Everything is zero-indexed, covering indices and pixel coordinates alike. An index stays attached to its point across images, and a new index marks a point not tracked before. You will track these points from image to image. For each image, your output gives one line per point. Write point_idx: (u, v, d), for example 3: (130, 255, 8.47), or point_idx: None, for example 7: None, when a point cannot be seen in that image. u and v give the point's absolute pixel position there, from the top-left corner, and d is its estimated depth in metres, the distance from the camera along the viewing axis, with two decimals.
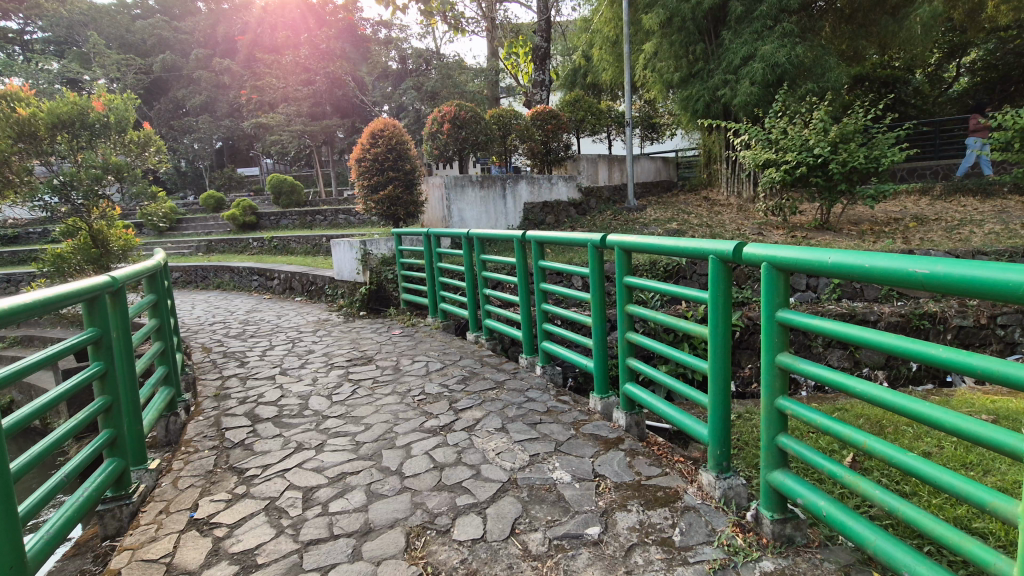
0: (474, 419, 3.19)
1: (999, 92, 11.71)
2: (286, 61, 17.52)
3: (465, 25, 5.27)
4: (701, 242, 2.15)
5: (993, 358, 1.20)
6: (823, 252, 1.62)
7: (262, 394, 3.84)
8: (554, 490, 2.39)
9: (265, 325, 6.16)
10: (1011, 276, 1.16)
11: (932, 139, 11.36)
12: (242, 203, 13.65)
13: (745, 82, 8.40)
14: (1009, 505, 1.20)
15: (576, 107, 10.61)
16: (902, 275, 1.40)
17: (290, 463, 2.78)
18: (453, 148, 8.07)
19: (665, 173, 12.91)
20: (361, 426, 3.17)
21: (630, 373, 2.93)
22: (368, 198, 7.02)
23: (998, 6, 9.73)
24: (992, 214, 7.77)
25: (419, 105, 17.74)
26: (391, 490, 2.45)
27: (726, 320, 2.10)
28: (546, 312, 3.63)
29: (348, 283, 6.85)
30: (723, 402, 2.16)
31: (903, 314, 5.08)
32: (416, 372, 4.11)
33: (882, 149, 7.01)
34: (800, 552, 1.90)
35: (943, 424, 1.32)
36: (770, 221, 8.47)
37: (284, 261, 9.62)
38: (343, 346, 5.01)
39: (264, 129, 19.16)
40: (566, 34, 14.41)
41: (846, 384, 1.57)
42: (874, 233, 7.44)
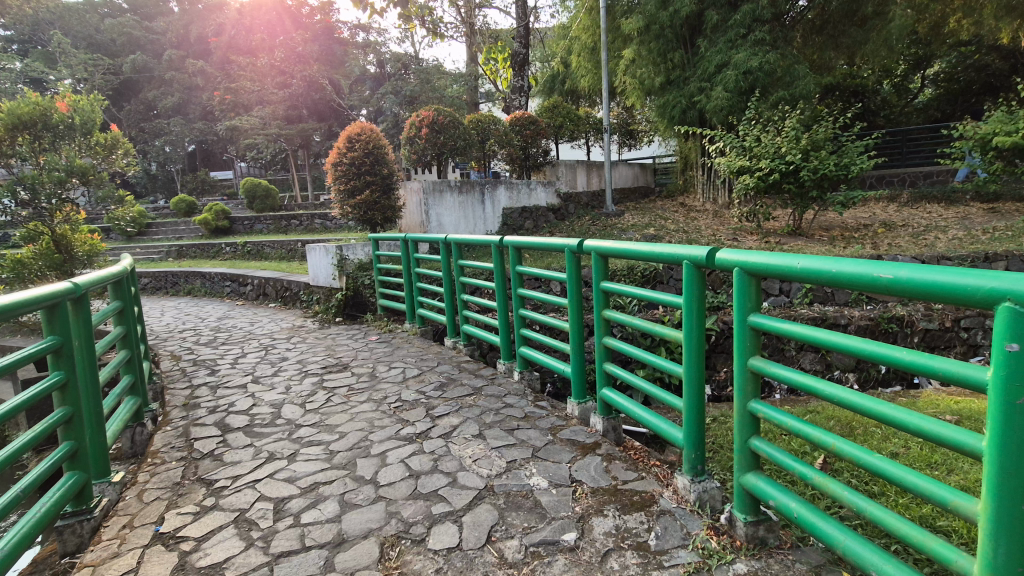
0: (450, 426, 3.16)
1: (962, 104, 12.13)
2: (261, 64, 17.09)
3: (443, 29, 5.24)
4: (676, 247, 2.18)
5: (952, 360, 1.24)
6: (793, 257, 1.66)
7: (233, 403, 3.75)
8: (531, 496, 2.39)
9: (237, 332, 6.04)
10: (969, 281, 1.21)
11: (899, 148, 11.72)
12: (214, 207, 13.36)
13: (718, 89, 8.60)
14: (969, 503, 1.24)
15: (554, 113, 10.68)
16: (868, 279, 1.43)
17: (261, 473, 2.71)
18: (432, 153, 8.06)
19: (642, 179, 13.10)
20: (336, 434, 3.12)
21: (607, 378, 2.94)
22: (345, 202, 6.97)
23: (960, 21, 10.14)
24: (956, 221, 8.07)
25: (397, 109, 17.86)
26: (365, 500, 2.41)
27: (700, 324, 2.12)
28: (524, 317, 3.63)
29: (324, 288, 6.75)
30: (697, 406, 2.18)
31: (871, 318, 5.25)
32: (393, 379, 4.06)
33: (851, 157, 7.22)
34: (772, 553, 1.92)
35: (907, 425, 1.35)
36: (744, 227, 8.61)
37: (257, 267, 9.47)
38: (318, 353, 4.93)
39: (238, 132, 18.89)
40: (543, 41, 14.51)
41: (814, 387, 1.61)
42: (845, 238, 7.62)
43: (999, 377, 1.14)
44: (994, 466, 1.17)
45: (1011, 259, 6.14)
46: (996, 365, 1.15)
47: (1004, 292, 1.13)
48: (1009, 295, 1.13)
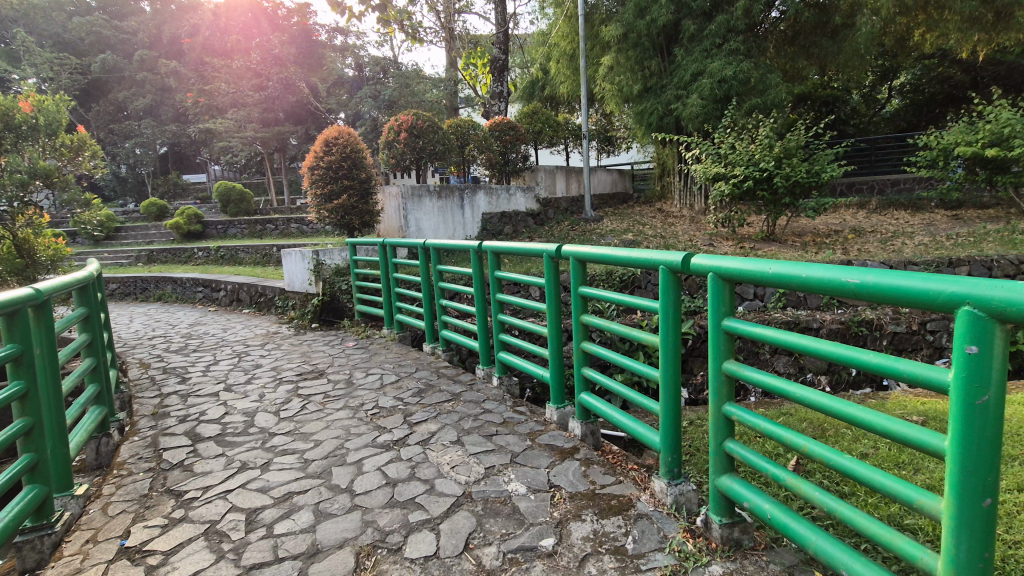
0: (429, 432, 3.14)
1: (928, 114, 12.52)
2: (236, 66, 16.76)
3: (422, 34, 5.19)
4: (652, 252, 2.20)
5: (917, 363, 1.28)
6: (764, 262, 1.69)
7: (204, 411, 3.65)
8: (509, 502, 2.38)
9: (209, 339, 5.89)
10: (932, 286, 1.24)
11: (869, 156, 12.04)
12: (186, 211, 13.11)
13: (693, 97, 8.75)
14: (932, 501, 1.28)
15: (533, 119, 10.75)
16: (836, 284, 1.47)
17: (233, 483, 2.65)
18: (411, 157, 8.03)
19: (620, 184, 13.26)
20: (311, 443, 3.07)
21: (586, 382, 2.95)
22: (322, 207, 6.89)
23: (925, 35, 10.51)
24: (921, 227, 8.33)
25: (376, 113, 17.85)
26: (340, 509, 2.37)
27: (676, 329, 2.15)
28: (503, 322, 3.63)
29: (299, 294, 6.64)
30: (673, 410, 2.21)
31: (842, 321, 5.39)
32: (370, 386, 4.01)
33: (822, 165, 7.42)
34: (747, 555, 1.95)
35: (875, 426, 1.39)
36: (720, 232, 8.76)
37: (231, 272, 9.29)
38: (293, 360, 4.85)
39: (211, 134, 18.57)
40: (523, 47, 14.58)
41: (786, 390, 1.64)
42: (817, 244, 7.81)
43: (959, 378, 1.18)
44: (955, 465, 1.21)
45: (973, 264, 6.33)
46: (956, 366, 1.19)
47: (962, 296, 1.17)
48: (968, 300, 1.17)
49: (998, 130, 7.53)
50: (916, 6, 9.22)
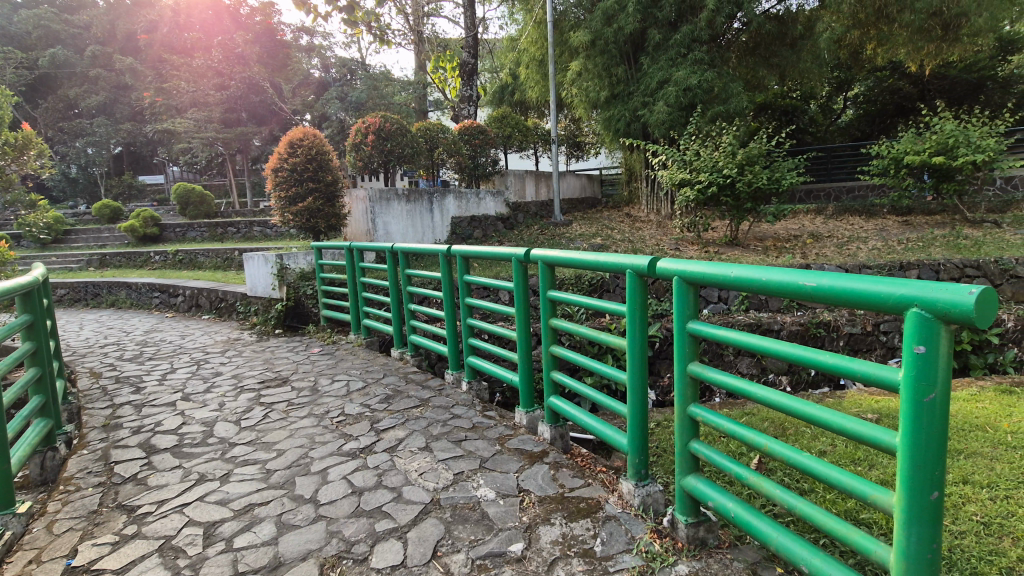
0: (396, 439, 3.09)
1: (880, 124, 13.13)
2: (195, 64, 16.23)
3: (389, 36, 5.10)
4: (620, 257, 2.23)
5: (870, 363, 1.34)
6: (726, 266, 1.73)
7: (159, 422, 3.51)
8: (478, 508, 2.36)
9: (166, 346, 5.67)
10: (883, 289, 1.29)
11: (826, 164, 12.50)
12: (142, 214, 12.63)
13: (660, 104, 8.94)
14: (885, 496, 1.33)
15: (502, 123, 10.74)
16: (795, 287, 1.53)
17: (190, 497, 2.55)
18: (378, 160, 7.93)
19: (589, 189, 13.42)
20: (273, 452, 2.98)
21: (555, 386, 2.96)
22: (286, 210, 6.72)
23: (876, 49, 11.00)
24: (874, 232, 8.70)
25: (343, 115, 17.67)
26: (303, 520, 2.31)
27: (643, 331, 2.18)
28: (472, 327, 3.60)
29: (262, 299, 6.46)
30: (640, 411, 2.24)
31: (801, 323, 5.57)
32: (336, 393, 3.92)
33: (782, 172, 7.67)
34: (711, 553, 1.98)
35: (831, 425, 1.44)
36: (686, 237, 8.94)
37: (190, 277, 8.98)
38: (256, 367, 4.71)
39: (170, 134, 17.97)
40: (492, 52, 14.63)
41: (748, 391, 1.68)
42: (777, 248, 8.06)
43: (908, 377, 1.23)
44: (906, 461, 1.26)
45: (922, 267, 6.61)
46: (906, 365, 1.23)
47: (912, 298, 1.23)
48: (917, 302, 1.22)
49: (944, 141, 7.99)
50: (868, 20, 9.66)
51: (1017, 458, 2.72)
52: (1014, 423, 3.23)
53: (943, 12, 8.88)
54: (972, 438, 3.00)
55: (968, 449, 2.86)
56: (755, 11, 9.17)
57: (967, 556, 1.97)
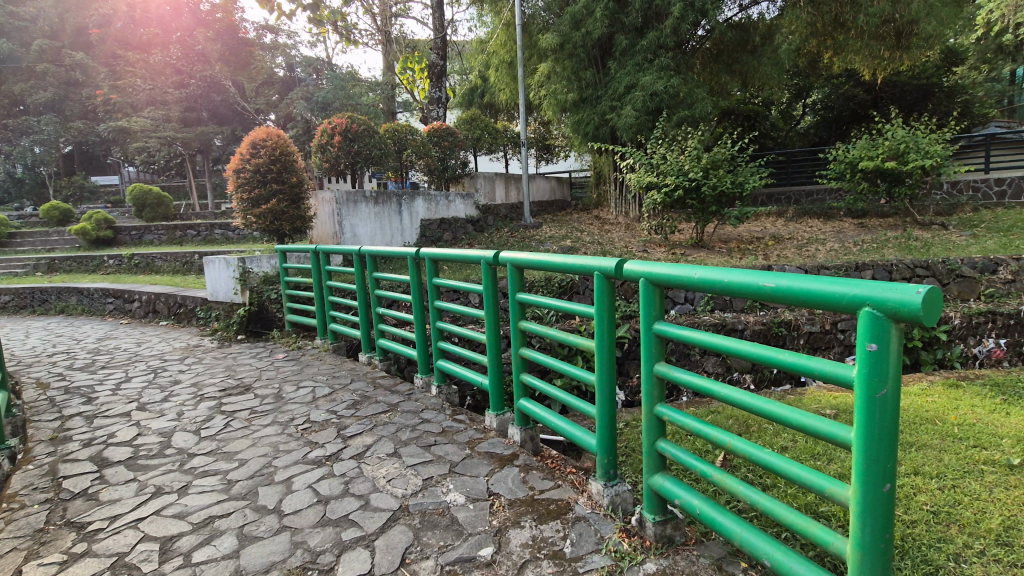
0: (364, 446, 3.04)
1: (837, 131, 13.64)
2: (152, 61, 15.66)
3: (356, 35, 5.00)
4: (587, 259, 2.25)
5: (826, 361, 1.39)
6: (690, 268, 1.77)
7: (113, 434, 3.35)
8: (447, 513, 2.34)
9: (120, 354, 5.44)
10: (838, 289, 1.34)
11: (786, 168, 12.90)
12: (95, 216, 12.06)
13: (628, 109, 9.07)
14: (842, 490, 1.37)
15: (472, 125, 10.70)
16: (755, 288, 1.57)
17: (146, 511, 2.44)
18: (346, 162, 7.79)
19: (558, 192, 13.55)
20: (235, 462, 2.89)
21: (524, 388, 2.96)
22: (248, 212, 6.54)
23: (832, 58, 11.43)
24: (832, 234, 9.00)
25: (309, 116, 17.38)
26: (266, 531, 2.24)
27: (611, 332, 2.20)
28: (441, 330, 3.58)
29: (224, 304, 6.27)
30: (609, 412, 2.26)
31: (764, 323, 5.73)
32: (301, 399, 3.83)
33: (745, 176, 7.91)
34: (678, 551, 2.01)
35: (790, 421, 1.49)
36: (653, 239, 9.11)
37: (146, 281, 8.65)
38: (216, 374, 4.56)
39: (126, 133, 17.34)
40: (461, 55, 14.58)
41: (712, 389, 1.72)
42: (741, 250, 8.29)
43: (863, 374, 1.27)
44: (860, 455, 1.31)
45: (876, 268, 6.88)
46: (860, 363, 1.28)
47: (864, 299, 1.27)
48: (870, 303, 1.26)
49: (896, 147, 8.37)
50: (825, 30, 9.96)
51: (963, 449, 2.86)
52: (960, 416, 3.40)
53: (895, 19, 9.19)
54: (922, 431, 3.14)
55: (919, 441, 2.99)
56: (718, 20, 9.42)
57: (918, 544, 2.06)
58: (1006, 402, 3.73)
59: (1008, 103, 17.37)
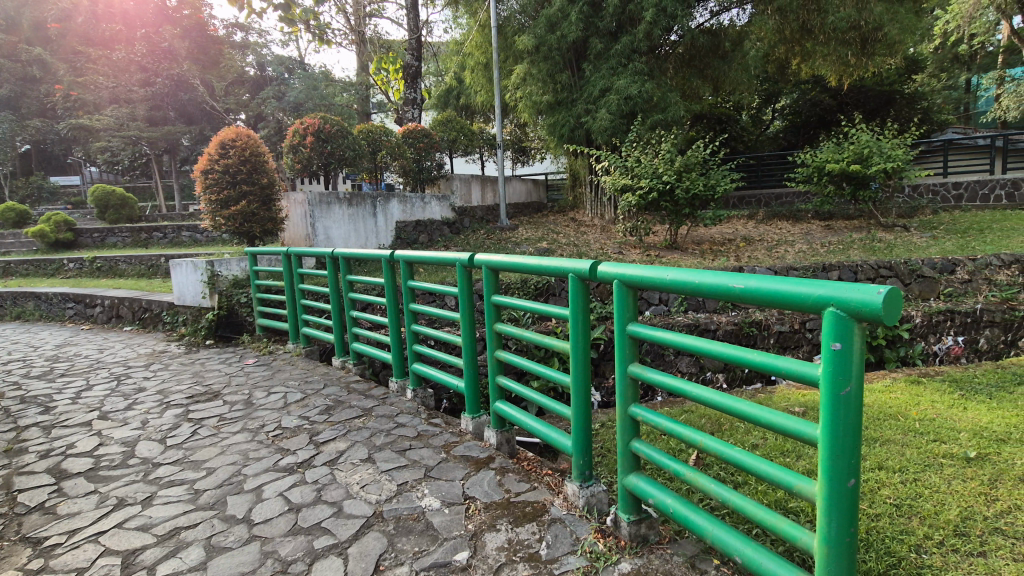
0: (337, 452, 2.99)
1: (804, 135, 14.02)
2: (115, 57, 15.36)
3: (330, 35, 4.92)
4: (562, 261, 2.26)
5: (794, 360, 1.43)
6: (662, 270, 1.79)
7: (72, 445, 3.22)
8: (422, 518, 2.31)
9: (81, 361, 5.24)
10: (804, 290, 1.37)
11: (756, 170, 13.11)
12: (54, 217, 11.59)
13: (603, 112, 9.15)
14: (808, 486, 1.41)
15: (447, 127, 10.66)
16: (725, 289, 1.60)
17: (107, 524, 2.35)
18: (318, 163, 7.67)
19: (534, 194, 13.62)
20: (202, 471, 2.81)
21: (500, 391, 2.95)
22: (217, 214, 6.38)
23: (799, 64, 11.76)
24: (801, 236, 9.24)
25: (281, 116, 17.17)
26: (235, 542, 2.19)
27: (586, 334, 2.22)
28: (416, 333, 3.55)
29: (192, 308, 6.11)
30: (584, 412, 2.27)
31: (736, 323, 5.85)
32: (272, 406, 3.75)
33: (717, 179, 8.06)
34: (653, 549, 2.03)
35: (760, 420, 1.52)
36: (628, 241, 9.21)
37: (109, 285, 8.35)
38: (184, 381, 4.43)
39: (87, 131, 16.82)
40: (437, 56, 14.53)
41: (684, 389, 1.75)
42: (713, 251, 8.44)
43: (827, 373, 1.31)
44: (826, 451, 1.34)
45: (843, 269, 7.09)
46: (825, 362, 1.32)
47: (828, 299, 1.31)
48: (834, 303, 1.30)
49: (860, 151, 8.66)
50: (793, 37, 10.19)
51: (924, 443, 2.96)
52: (921, 411, 3.52)
53: (862, 26, 9.42)
54: (886, 427, 3.24)
55: (883, 436, 3.09)
56: (690, 25, 9.60)
57: (882, 537, 2.13)
58: (964, 397, 3.88)
59: (965, 111, 18.12)
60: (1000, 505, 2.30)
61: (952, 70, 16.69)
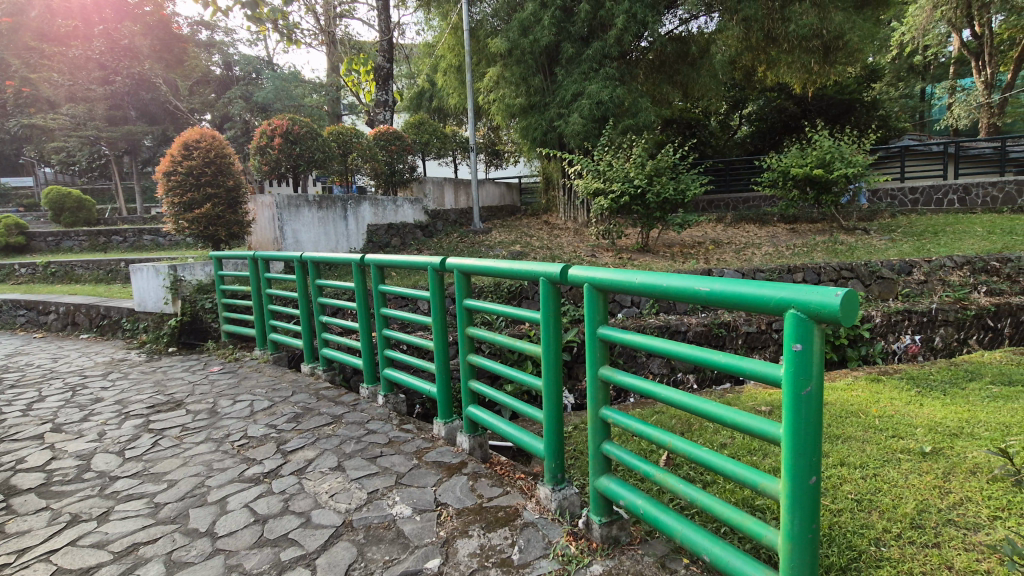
0: (305, 460, 2.93)
1: (770, 140, 14.43)
2: (72, 54, 14.53)
3: (299, 34, 4.82)
4: (533, 265, 2.26)
5: (756, 362, 1.47)
6: (631, 273, 1.82)
7: (21, 460, 3.07)
8: (393, 527, 2.28)
9: (32, 371, 5.01)
10: (766, 293, 1.41)
11: (724, 175, 13.43)
12: (5, 221, 11.06)
13: (575, 116, 9.22)
14: (772, 484, 1.44)
15: (420, 130, 10.60)
16: (691, 292, 1.62)
17: (59, 542, 2.25)
18: (287, 165, 7.52)
19: (508, 198, 13.68)
20: (163, 484, 2.72)
21: (473, 396, 2.94)
22: (180, 217, 6.20)
23: (765, 71, 12.09)
24: (767, 239, 9.49)
25: (248, 116, 17.03)
26: (197, 556, 2.12)
27: (557, 337, 2.23)
28: (388, 338, 3.51)
29: (153, 314, 5.91)
30: (555, 416, 2.28)
31: (705, 324, 5.98)
32: (238, 414, 3.65)
33: (686, 183, 8.21)
34: (624, 550, 2.05)
35: (725, 420, 1.55)
36: (601, 244, 9.29)
37: (65, 291, 8.02)
38: (144, 390, 4.27)
39: (42, 130, 16.20)
40: (409, 58, 14.46)
41: (653, 391, 1.77)
42: (683, 254, 8.59)
43: (789, 373, 1.34)
44: (789, 449, 1.38)
45: (807, 271, 7.32)
46: (787, 363, 1.35)
47: (789, 301, 1.35)
48: (795, 305, 1.34)
49: (823, 156, 8.95)
50: (759, 44, 10.44)
51: (884, 439, 3.07)
52: (881, 408, 3.65)
53: (824, 34, 9.66)
54: (848, 424, 3.34)
55: (845, 434, 3.19)
56: (659, 33, 9.81)
57: (843, 531, 2.19)
58: (920, 394, 4.03)
59: (920, 119, 18.94)
60: (953, 497, 2.40)
61: (908, 79, 17.41)
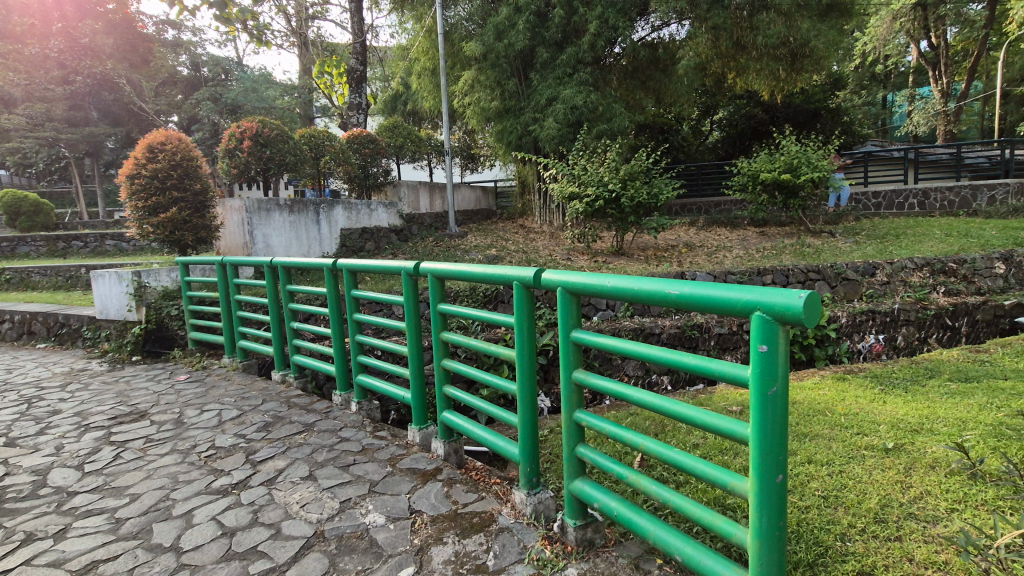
0: (275, 470, 2.86)
1: (740, 145, 14.77)
2: (29, 52, 14.11)
3: (269, 35, 4.73)
4: (506, 269, 2.26)
5: (725, 363, 1.50)
6: (603, 277, 1.83)
7: None
8: (365, 536, 2.25)
9: None
10: (734, 295, 1.44)
11: (696, 179, 13.69)
12: None
13: (550, 120, 9.30)
14: (741, 484, 1.47)
15: (394, 132, 10.50)
16: (661, 295, 1.64)
17: (12, 562, 2.15)
18: (257, 168, 7.38)
19: (484, 201, 13.69)
20: (125, 498, 2.62)
21: (448, 401, 2.91)
22: (144, 221, 6.01)
23: (733, 78, 12.39)
24: (738, 242, 9.71)
25: (216, 118, 16.54)
26: (160, 572, 2.05)
27: (531, 340, 2.23)
28: (361, 344, 3.46)
29: (116, 322, 5.72)
30: (530, 420, 2.28)
31: (679, 326, 6.08)
32: (205, 424, 3.55)
33: (659, 188, 8.34)
34: (598, 553, 2.06)
35: (695, 421, 1.58)
36: (576, 247, 9.36)
37: (20, 299, 7.70)
38: (105, 401, 4.12)
39: None
40: (383, 61, 14.37)
41: (625, 393, 1.79)
42: (657, 257, 8.70)
43: (755, 373, 1.37)
44: (756, 449, 1.41)
45: (776, 273, 7.51)
46: (754, 363, 1.38)
47: (755, 303, 1.38)
48: (760, 307, 1.37)
49: (790, 161, 9.21)
50: (728, 52, 10.63)
51: (849, 436, 3.16)
52: (846, 406, 3.76)
53: (790, 42, 9.91)
54: (816, 422, 3.43)
55: (812, 432, 3.27)
56: (631, 39, 9.97)
57: (811, 527, 2.25)
58: (884, 391, 4.17)
59: (881, 126, 19.64)
60: (913, 491, 2.48)
61: (871, 88, 18.02)
